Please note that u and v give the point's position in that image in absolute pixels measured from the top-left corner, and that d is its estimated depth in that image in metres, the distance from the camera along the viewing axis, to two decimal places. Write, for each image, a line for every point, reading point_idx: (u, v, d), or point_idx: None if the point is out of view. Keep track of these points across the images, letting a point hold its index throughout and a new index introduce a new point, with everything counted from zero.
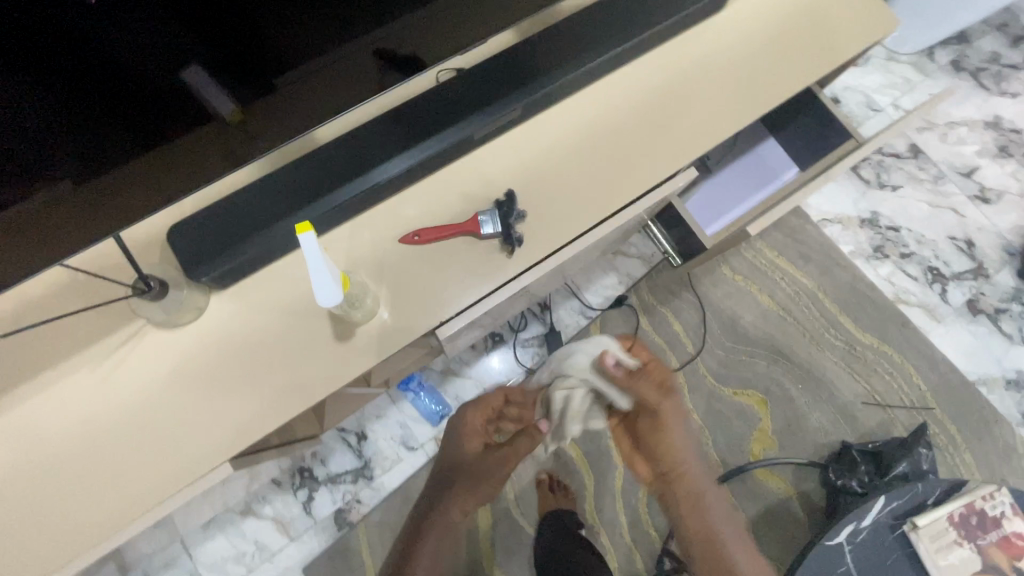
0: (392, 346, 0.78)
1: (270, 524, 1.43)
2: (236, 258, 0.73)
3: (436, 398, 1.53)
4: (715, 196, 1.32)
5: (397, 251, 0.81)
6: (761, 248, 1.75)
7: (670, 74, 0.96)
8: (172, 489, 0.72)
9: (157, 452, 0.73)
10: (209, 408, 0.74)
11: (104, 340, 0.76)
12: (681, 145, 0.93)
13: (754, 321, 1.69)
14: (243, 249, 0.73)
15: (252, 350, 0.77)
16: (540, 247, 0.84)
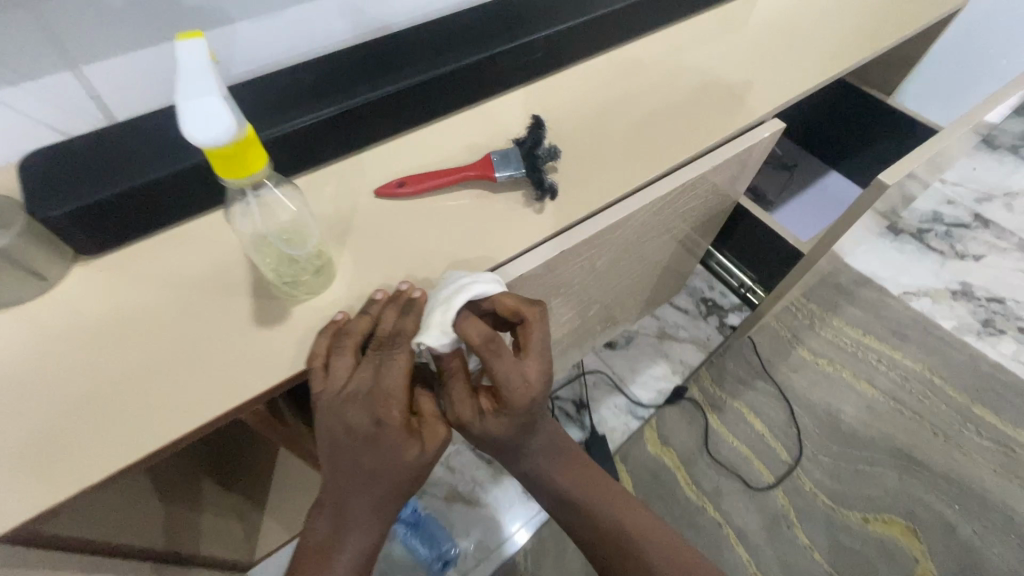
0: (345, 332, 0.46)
1: None
2: (112, 189, 0.47)
3: (436, 534, 1.11)
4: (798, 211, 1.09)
5: (374, 209, 0.55)
6: (841, 326, 1.43)
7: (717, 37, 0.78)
8: None
9: None
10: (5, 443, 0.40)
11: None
12: (755, 96, 0.70)
13: (859, 416, 1.29)
14: (126, 179, 0.48)
15: (121, 345, 0.46)
16: (583, 203, 0.57)
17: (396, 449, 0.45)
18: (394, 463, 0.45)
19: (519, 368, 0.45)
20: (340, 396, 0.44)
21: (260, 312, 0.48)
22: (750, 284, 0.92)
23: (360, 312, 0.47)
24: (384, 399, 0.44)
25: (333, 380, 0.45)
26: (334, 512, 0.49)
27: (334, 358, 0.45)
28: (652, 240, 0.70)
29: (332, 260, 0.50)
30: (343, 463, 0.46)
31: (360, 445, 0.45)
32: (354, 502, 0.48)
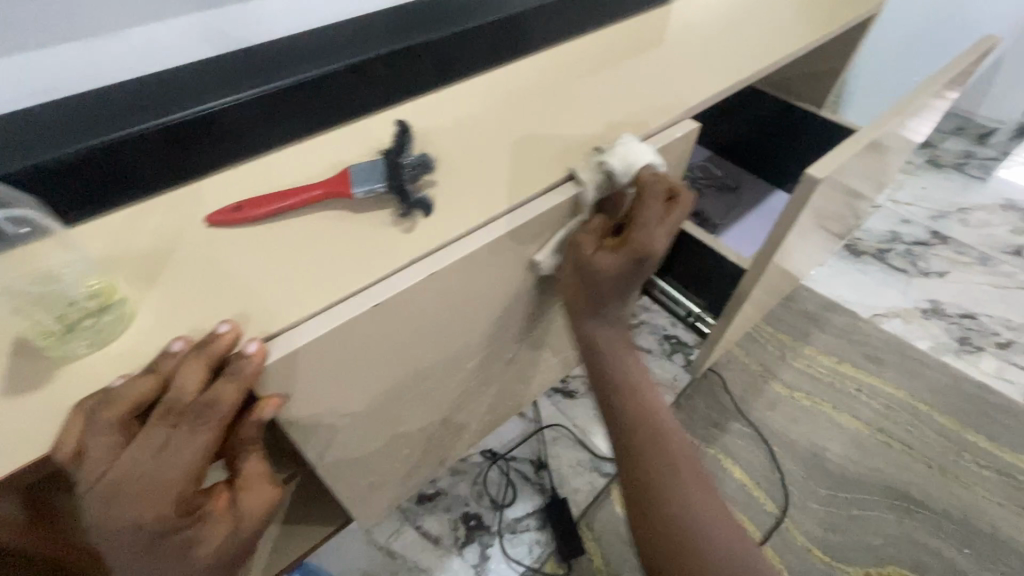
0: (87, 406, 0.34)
1: None
2: None
3: None
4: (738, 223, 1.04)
5: (202, 239, 0.45)
6: (814, 355, 1.33)
7: (626, 48, 0.73)
8: None
9: None
10: None
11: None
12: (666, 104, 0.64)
13: (845, 452, 1.17)
14: None
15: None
16: (464, 218, 0.48)
17: (184, 549, 0.35)
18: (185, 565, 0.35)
19: (670, 218, 0.50)
20: (93, 495, 0.32)
21: (15, 376, 0.36)
22: (698, 311, 0.84)
23: (143, 369, 0.33)
24: (157, 496, 0.32)
25: (84, 470, 0.31)
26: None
27: (84, 438, 0.31)
28: None
29: (132, 302, 0.39)
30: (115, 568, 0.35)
31: (131, 547, 0.33)
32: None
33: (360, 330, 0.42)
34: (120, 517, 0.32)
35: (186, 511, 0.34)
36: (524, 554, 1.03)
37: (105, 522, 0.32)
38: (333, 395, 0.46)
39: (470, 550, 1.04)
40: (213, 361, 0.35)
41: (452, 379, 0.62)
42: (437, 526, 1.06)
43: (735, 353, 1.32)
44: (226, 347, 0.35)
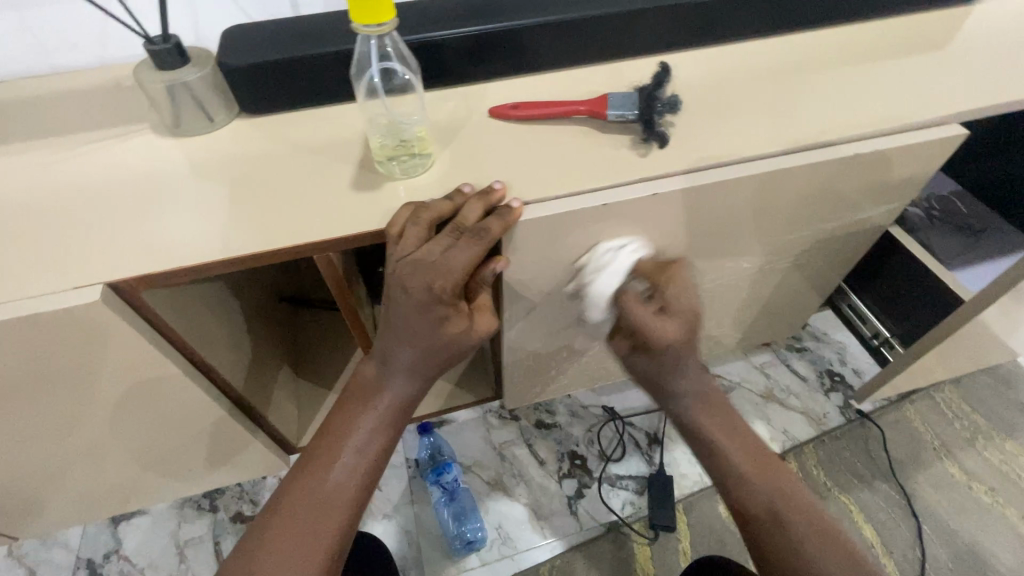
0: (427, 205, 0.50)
1: (172, 558, 1.02)
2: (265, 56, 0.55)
3: (468, 511, 1.08)
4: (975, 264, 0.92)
5: (483, 125, 0.57)
6: (1015, 453, 1.13)
7: (917, 33, 0.67)
8: (35, 304, 0.47)
9: (56, 264, 0.49)
10: (155, 225, 0.52)
11: (94, 130, 0.60)
12: (945, 95, 0.58)
13: (1014, 568, 1.00)
14: (276, 52, 0.56)
15: (253, 177, 0.55)
16: (693, 155, 0.53)
17: (439, 322, 0.49)
18: (436, 335, 0.50)
19: (677, 297, 0.55)
20: (405, 263, 0.46)
21: (359, 179, 0.53)
22: (887, 336, 0.80)
23: (446, 196, 0.48)
24: (442, 271, 0.46)
25: (400, 247, 0.46)
26: (378, 359, 0.54)
27: (407, 227, 0.46)
28: (764, 233, 0.64)
29: (432, 154, 0.54)
30: (394, 320, 0.50)
31: (410, 309, 0.48)
32: (394, 361, 0.52)
33: (580, 222, 0.51)
34: (418, 282, 0.46)
35: (451, 296, 0.48)
36: (617, 507, 1.08)
37: (408, 281, 0.47)
38: (536, 269, 0.57)
39: (568, 483, 1.12)
40: (488, 207, 0.48)
41: None
42: (546, 451, 1.17)
43: (908, 414, 1.18)
44: (498, 200, 0.48)
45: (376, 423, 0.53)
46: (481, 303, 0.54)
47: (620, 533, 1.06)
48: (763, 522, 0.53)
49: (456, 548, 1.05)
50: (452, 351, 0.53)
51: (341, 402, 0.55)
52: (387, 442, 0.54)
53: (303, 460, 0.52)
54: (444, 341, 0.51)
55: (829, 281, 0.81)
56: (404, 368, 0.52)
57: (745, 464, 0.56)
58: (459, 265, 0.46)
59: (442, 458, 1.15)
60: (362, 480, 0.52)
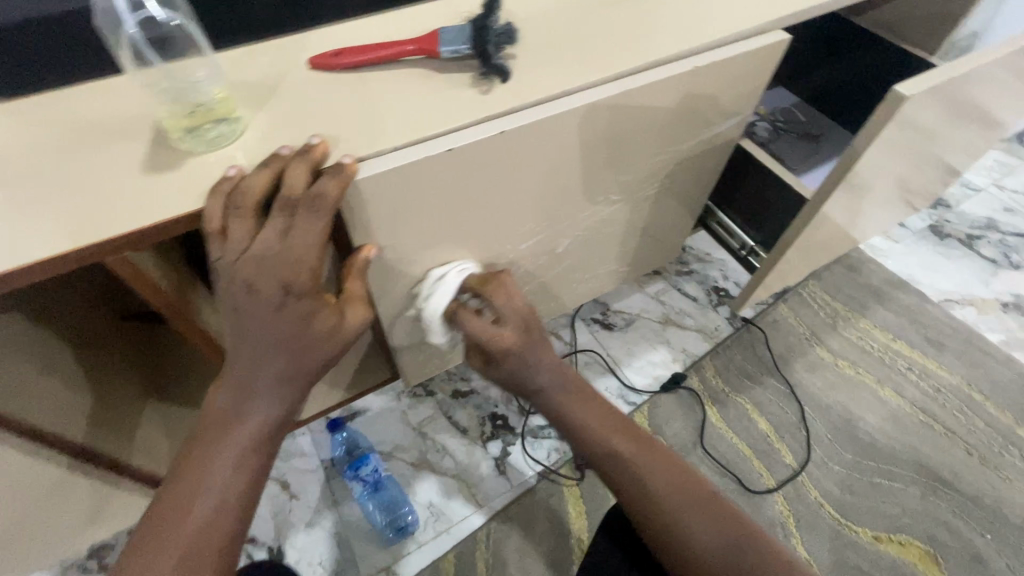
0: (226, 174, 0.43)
1: None
2: None
3: (395, 498, 1.05)
4: (814, 167, 1.00)
5: (303, 78, 0.49)
6: (869, 329, 1.29)
7: None
8: None
9: None
10: None
11: None
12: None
13: (881, 425, 1.14)
14: None
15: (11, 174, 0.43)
16: (539, 86, 0.50)
17: (304, 319, 0.42)
18: (306, 334, 0.42)
19: (507, 305, 0.60)
20: (242, 263, 0.40)
21: (154, 159, 0.43)
22: (751, 245, 0.84)
23: (259, 166, 0.40)
24: (292, 263, 0.40)
25: (229, 249, 0.40)
26: (234, 382, 0.43)
27: (229, 222, 0.39)
28: (626, 160, 0.63)
29: (244, 120, 0.46)
30: (251, 326, 0.41)
31: (266, 313, 0.41)
32: (257, 378, 0.43)
33: (430, 171, 0.46)
34: (270, 279, 0.40)
35: (313, 286, 0.41)
36: (542, 456, 1.10)
37: (258, 283, 0.40)
38: (394, 233, 0.51)
39: (493, 445, 1.12)
40: (314, 168, 0.41)
41: (502, 260, 0.67)
42: (466, 419, 1.15)
43: (783, 314, 1.30)
44: (320, 158, 0.42)
45: (242, 453, 0.43)
46: (351, 294, 0.46)
47: (550, 481, 1.08)
48: (627, 484, 0.55)
49: (388, 538, 1.01)
50: (331, 351, 0.44)
51: (190, 444, 0.44)
52: (258, 476, 0.44)
53: (152, 515, 0.41)
54: (318, 340, 0.43)
55: (697, 201, 0.84)
56: (270, 384, 0.43)
57: (610, 433, 0.58)
58: (307, 246, 0.40)
59: (359, 452, 1.09)
60: (229, 528, 0.42)
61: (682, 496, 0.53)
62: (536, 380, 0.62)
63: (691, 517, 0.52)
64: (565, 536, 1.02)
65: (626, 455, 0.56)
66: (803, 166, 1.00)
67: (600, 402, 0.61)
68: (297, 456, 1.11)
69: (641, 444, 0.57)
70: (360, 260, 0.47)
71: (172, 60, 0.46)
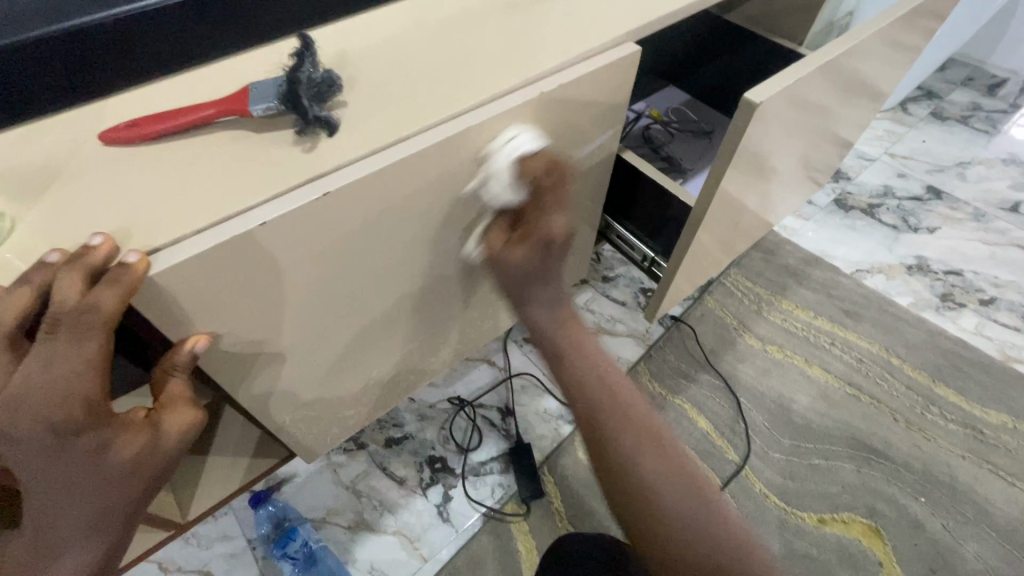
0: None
1: None
2: None
3: (333, 570, 0.97)
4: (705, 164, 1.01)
5: (92, 155, 0.43)
6: (791, 309, 1.32)
7: None
8: None
9: None
10: None
11: None
12: (618, 15, 0.58)
13: (813, 404, 1.16)
14: None
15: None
16: (373, 135, 0.45)
17: (94, 454, 0.35)
18: (102, 471, 0.36)
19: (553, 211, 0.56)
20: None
21: None
22: (652, 255, 0.81)
23: (18, 280, 0.33)
24: (59, 395, 0.33)
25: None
26: (29, 533, 0.36)
27: None
28: (498, 193, 0.60)
29: (10, 218, 0.39)
30: (28, 475, 0.34)
31: (39, 459, 0.34)
32: (55, 530, 0.36)
33: (251, 249, 0.41)
34: (31, 422, 0.33)
35: (97, 415, 0.35)
36: (485, 495, 1.05)
37: (15, 426, 0.33)
38: (229, 319, 0.44)
39: (434, 491, 1.06)
40: (93, 273, 0.34)
41: (383, 315, 0.61)
42: (402, 467, 1.08)
43: (709, 306, 1.31)
44: (103, 260, 0.35)
45: None
46: (170, 397, 0.40)
47: (495, 520, 1.03)
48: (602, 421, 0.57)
49: None
50: (147, 476, 0.38)
51: None
52: None
53: None
54: (121, 472, 0.37)
55: (593, 217, 0.81)
56: (74, 531, 0.36)
57: (592, 373, 0.58)
58: (77, 375, 0.33)
59: (288, 525, 1.00)
60: None
61: (650, 448, 0.56)
62: (532, 298, 0.60)
63: (656, 469, 0.55)
64: None
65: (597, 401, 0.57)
66: (693, 165, 1.01)
67: (591, 350, 0.61)
68: (220, 540, 1.00)
69: (617, 390, 0.59)
70: (185, 354, 0.41)
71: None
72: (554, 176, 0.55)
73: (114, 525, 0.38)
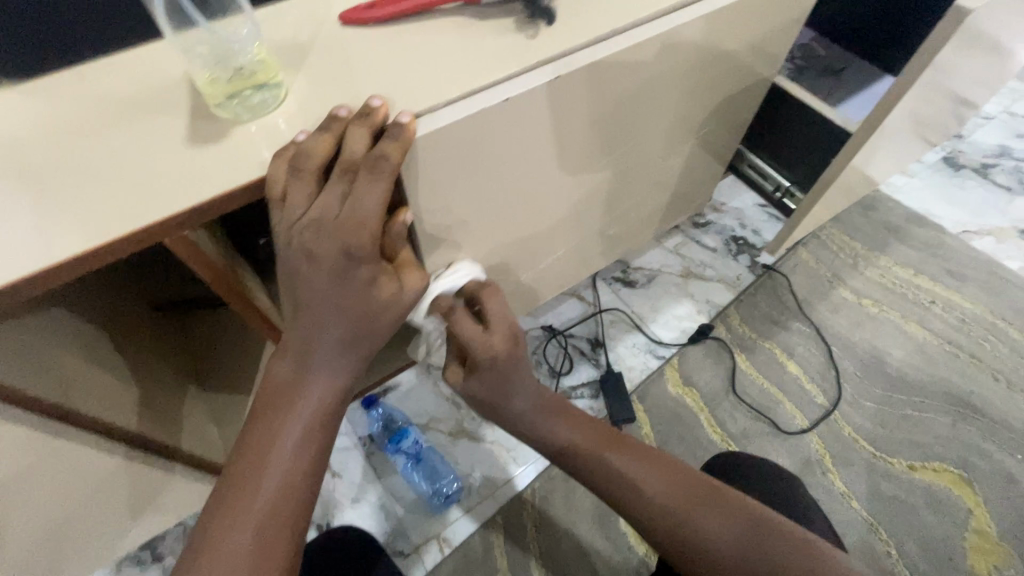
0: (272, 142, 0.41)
1: None
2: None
3: (437, 468, 1.05)
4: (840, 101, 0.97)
5: (336, 35, 0.47)
6: (889, 266, 1.29)
7: None
8: None
9: None
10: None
11: None
12: None
13: (909, 359, 1.15)
14: None
15: (66, 147, 0.41)
16: (584, 26, 0.47)
17: (365, 285, 0.41)
18: (365, 301, 0.41)
19: (474, 330, 0.60)
20: (303, 229, 0.38)
21: (194, 132, 0.41)
22: (787, 185, 0.83)
23: (321, 127, 0.38)
24: (352, 225, 0.37)
25: (290, 209, 0.38)
26: (297, 352, 0.42)
27: (290, 186, 0.37)
28: (662, 104, 0.61)
29: (285, 85, 0.44)
30: (312, 301, 0.40)
31: (328, 280, 0.40)
32: (321, 346, 0.42)
33: (484, 125, 0.44)
34: (330, 245, 0.38)
35: (373, 251, 0.40)
36: None
37: (318, 247, 0.38)
38: (446, 194, 0.49)
39: None
40: (376, 129, 0.39)
41: (543, 217, 0.66)
42: None
43: (803, 258, 1.30)
44: (384, 118, 0.39)
45: (307, 425, 0.42)
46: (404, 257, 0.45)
47: None
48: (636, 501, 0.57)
49: (436, 506, 1.02)
50: (391, 317, 0.43)
51: (257, 413, 0.43)
52: (324, 452, 0.43)
53: (226, 481, 0.41)
54: (376, 307, 0.42)
55: (727, 146, 0.82)
56: (333, 353, 0.42)
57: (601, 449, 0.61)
58: (368, 211, 0.37)
59: (396, 426, 1.09)
60: (299, 489, 0.41)
61: (684, 516, 0.54)
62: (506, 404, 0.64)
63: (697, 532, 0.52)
64: None
65: (619, 490, 0.58)
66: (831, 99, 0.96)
67: (611, 445, 0.61)
68: None
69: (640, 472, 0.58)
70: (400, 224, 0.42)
71: (214, 20, 0.43)
72: (469, 313, 0.60)
73: (359, 356, 0.44)
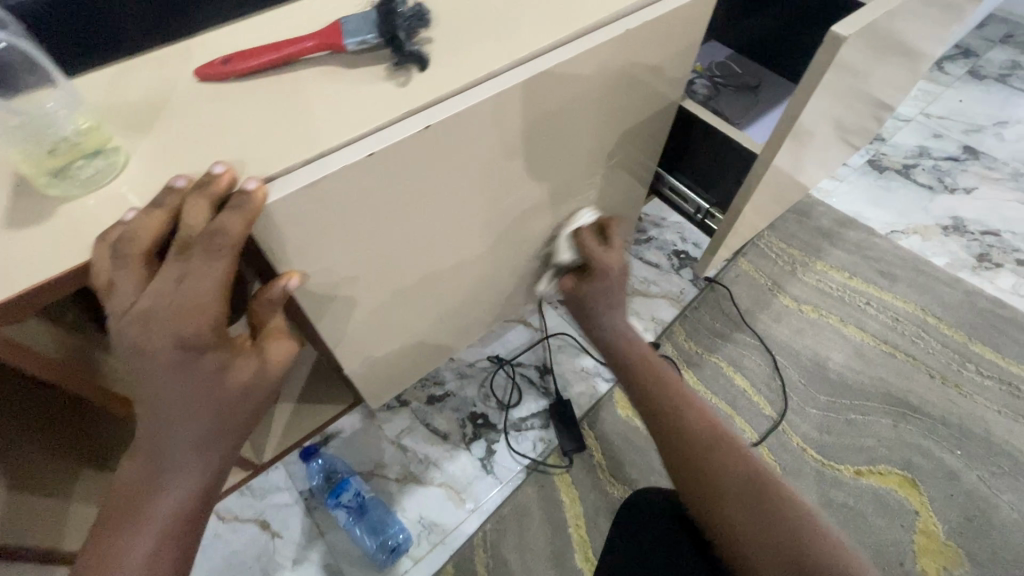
0: (105, 217, 0.37)
1: None
2: None
3: (382, 518, 1.00)
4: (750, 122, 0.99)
5: (189, 90, 0.43)
6: (825, 271, 1.31)
7: None
8: None
9: None
10: None
11: None
12: None
13: (850, 363, 1.17)
14: None
15: None
16: (460, 70, 0.45)
17: (215, 375, 0.37)
18: (218, 391, 0.37)
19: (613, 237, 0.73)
20: (130, 321, 0.34)
21: (15, 212, 0.37)
22: (706, 208, 0.82)
23: (151, 204, 0.34)
24: (188, 312, 0.34)
25: (117, 298, 0.34)
26: (146, 453, 0.38)
27: (114, 273, 0.34)
28: (564, 139, 0.60)
29: (125, 151, 0.40)
30: (153, 400, 0.36)
31: (168, 375, 0.36)
32: (171, 448, 0.38)
33: (352, 181, 0.41)
34: (162, 338, 0.34)
35: (220, 334, 0.37)
36: (528, 449, 1.08)
37: (149, 340, 0.35)
38: (325, 253, 0.46)
39: (477, 446, 1.09)
40: (217, 201, 0.35)
41: (453, 260, 0.63)
42: (445, 423, 1.11)
43: (743, 268, 1.31)
44: (227, 187, 0.36)
45: (160, 538, 0.38)
46: (271, 329, 0.42)
47: (539, 472, 1.06)
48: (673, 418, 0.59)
49: (382, 561, 0.97)
50: (250, 406, 0.40)
51: (99, 530, 0.37)
52: (181, 565, 0.38)
53: None
54: (234, 395, 0.38)
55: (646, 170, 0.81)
56: (187, 453, 0.38)
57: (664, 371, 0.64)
58: (206, 292, 0.35)
59: (338, 477, 1.03)
60: None
61: (714, 448, 0.55)
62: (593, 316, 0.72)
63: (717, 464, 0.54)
64: (562, 527, 1.01)
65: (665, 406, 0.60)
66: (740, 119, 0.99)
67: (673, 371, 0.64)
68: (273, 491, 1.04)
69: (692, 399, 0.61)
70: (280, 289, 0.41)
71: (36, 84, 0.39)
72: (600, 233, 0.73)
73: (221, 451, 0.40)
